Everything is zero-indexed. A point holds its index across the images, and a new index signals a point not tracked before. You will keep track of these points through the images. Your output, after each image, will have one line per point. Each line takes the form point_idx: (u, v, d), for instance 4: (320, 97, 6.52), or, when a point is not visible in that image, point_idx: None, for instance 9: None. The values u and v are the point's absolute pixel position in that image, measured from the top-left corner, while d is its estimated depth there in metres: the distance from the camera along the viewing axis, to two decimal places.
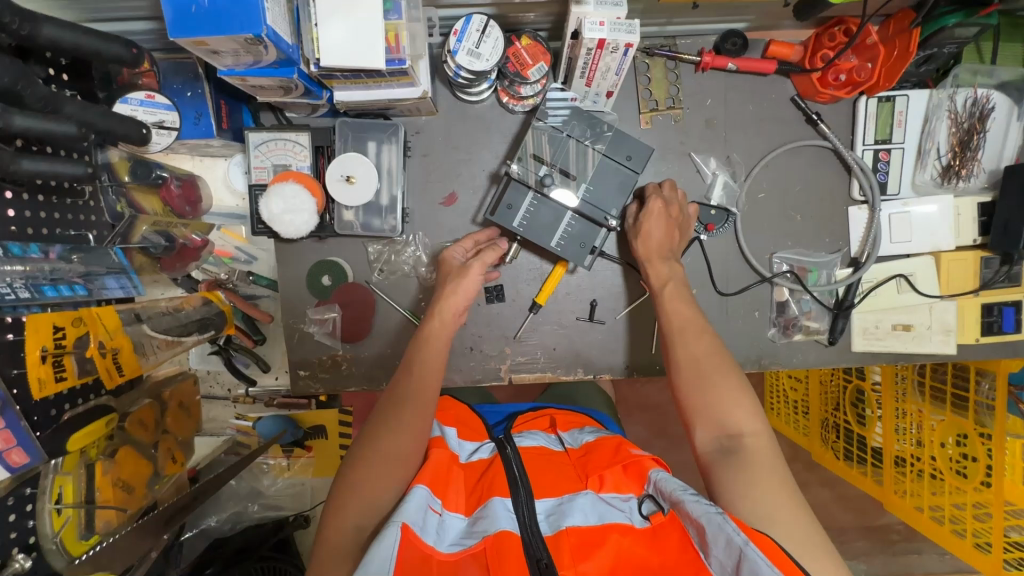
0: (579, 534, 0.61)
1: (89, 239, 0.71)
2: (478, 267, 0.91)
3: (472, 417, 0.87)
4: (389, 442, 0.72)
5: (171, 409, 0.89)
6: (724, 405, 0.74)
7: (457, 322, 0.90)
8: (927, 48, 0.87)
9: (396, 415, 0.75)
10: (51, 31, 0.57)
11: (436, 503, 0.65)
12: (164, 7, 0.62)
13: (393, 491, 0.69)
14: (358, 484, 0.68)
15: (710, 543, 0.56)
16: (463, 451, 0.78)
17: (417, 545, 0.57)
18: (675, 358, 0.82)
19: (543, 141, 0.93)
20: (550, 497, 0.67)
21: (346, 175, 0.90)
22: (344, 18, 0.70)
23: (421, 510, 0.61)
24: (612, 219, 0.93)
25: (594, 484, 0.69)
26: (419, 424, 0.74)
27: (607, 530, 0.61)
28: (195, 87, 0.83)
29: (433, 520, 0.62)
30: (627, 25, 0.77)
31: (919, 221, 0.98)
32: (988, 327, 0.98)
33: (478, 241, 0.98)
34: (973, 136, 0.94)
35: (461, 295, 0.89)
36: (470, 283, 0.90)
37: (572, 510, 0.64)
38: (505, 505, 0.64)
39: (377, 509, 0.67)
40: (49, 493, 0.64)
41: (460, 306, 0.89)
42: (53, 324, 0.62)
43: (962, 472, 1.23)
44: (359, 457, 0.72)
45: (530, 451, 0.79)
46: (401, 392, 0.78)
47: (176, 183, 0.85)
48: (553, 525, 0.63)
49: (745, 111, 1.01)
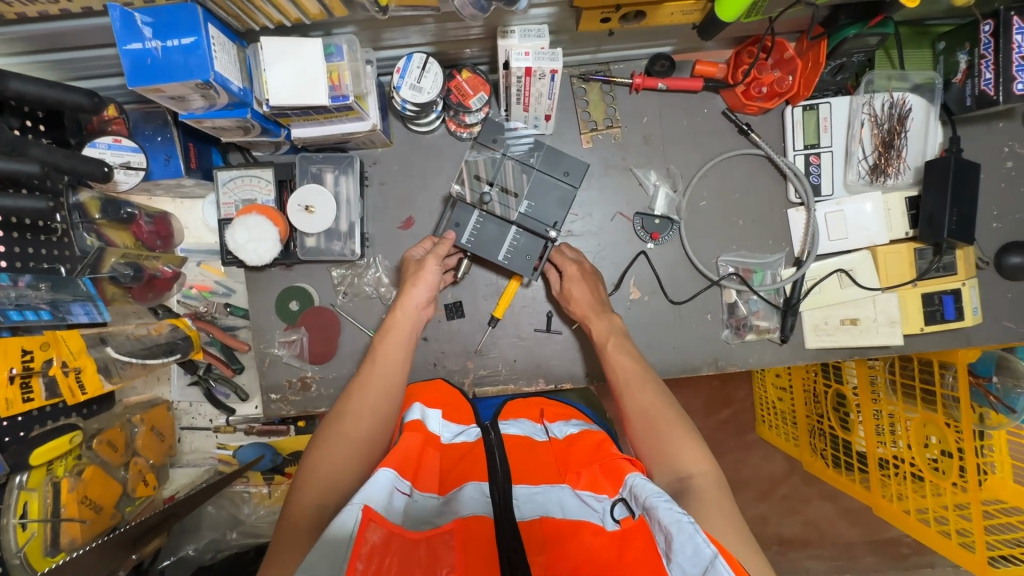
0: (553, 526, 0.66)
1: (60, 271, 0.77)
2: (432, 259, 0.94)
3: (457, 397, 0.92)
4: (353, 427, 0.76)
5: (141, 432, 0.97)
6: (649, 406, 0.81)
7: (420, 314, 0.93)
8: (837, 57, 0.92)
9: (361, 401, 0.79)
10: (18, 85, 0.65)
11: (404, 484, 0.66)
12: (121, 58, 0.70)
13: (355, 471, 0.73)
14: (320, 467, 0.71)
15: (673, 551, 0.54)
16: (446, 432, 0.83)
17: (383, 525, 0.57)
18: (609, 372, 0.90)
19: (490, 164, 1.01)
20: (527, 484, 0.72)
21: (306, 205, 0.96)
22: (286, 62, 0.78)
23: (386, 494, 0.61)
24: (552, 231, 0.99)
25: (572, 480, 0.73)
26: (383, 410, 0.79)
27: (579, 524, 0.65)
28: (164, 133, 0.91)
29: (399, 500, 0.64)
30: (550, 54, 0.83)
31: (853, 218, 1.02)
32: (931, 315, 1.01)
33: (435, 243, 0.98)
34: (895, 136, 1.00)
35: (418, 288, 0.92)
36: (428, 275, 0.93)
37: (550, 504, 0.69)
38: (479, 489, 0.70)
39: (339, 489, 0.70)
40: (13, 509, 0.69)
41: (421, 300, 0.93)
42: (21, 347, 0.69)
43: (940, 469, 1.19)
44: (323, 441, 0.75)
45: (513, 438, 0.82)
46: (367, 379, 0.82)
47: (146, 219, 0.94)
48: (527, 511, 0.68)
49: (680, 125, 1.07)
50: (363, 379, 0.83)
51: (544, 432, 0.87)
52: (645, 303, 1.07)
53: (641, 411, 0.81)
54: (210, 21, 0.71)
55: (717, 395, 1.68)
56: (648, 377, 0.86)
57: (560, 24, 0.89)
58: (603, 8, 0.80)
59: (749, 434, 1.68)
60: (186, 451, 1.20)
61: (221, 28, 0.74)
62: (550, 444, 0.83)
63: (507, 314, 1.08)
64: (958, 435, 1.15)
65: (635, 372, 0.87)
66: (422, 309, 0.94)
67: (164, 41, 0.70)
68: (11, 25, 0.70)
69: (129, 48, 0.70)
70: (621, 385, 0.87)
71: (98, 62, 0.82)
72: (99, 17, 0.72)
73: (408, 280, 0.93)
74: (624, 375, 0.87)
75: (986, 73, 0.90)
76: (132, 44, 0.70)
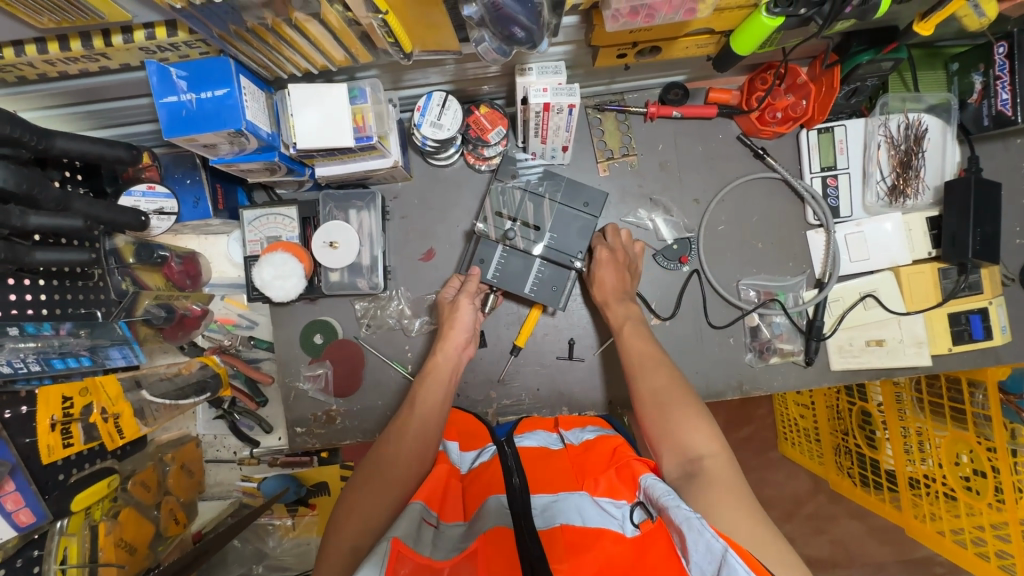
0: (573, 534, 0.63)
1: (96, 315, 0.80)
2: (466, 298, 0.97)
3: (473, 424, 0.90)
4: (388, 468, 0.76)
5: (172, 470, 0.98)
6: (661, 386, 0.82)
7: (461, 355, 0.95)
8: (851, 82, 0.93)
9: (398, 443, 0.80)
10: (63, 142, 0.68)
11: (431, 516, 0.67)
12: (159, 110, 0.73)
13: (389, 512, 0.72)
14: (355, 508, 0.72)
15: (689, 550, 0.57)
16: (465, 462, 0.82)
17: (413, 559, 0.57)
18: (625, 356, 0.90)
19: (498, 201, 1.01)
20: (547, 493, 0.71)
21: (330, 241, 0.98)
22: (314, 106, 0.80)
23: (415, 524, 0.63)
24: (577, 261, 0.99)
25: (589, 486, 0.72)
26: (420, 452, 0.79)
27: (599, 533, 0.63)
28: (194, 175, 0.94)
29: (428, 533, 0.65)
30: (568, 89, 0.85)
31: (874, 239, 1.02)
32: (959, 335, 1.00)
33: (463, 282, 1.01)
34: (912, 156, 1.00)
35: (457, 328, 0.96)
36: (463, 317, 0.97)
37: (570, 513, 0.67)
38: (499, 502, 0.68)
39: (372, 532, 0.69)
40: (54, 555, 0.69)
41: (460, 340, 0.96)
42: (62, 394, 0.70)
43: (974, 488, 1.16)
44: (359, 483, 0.76)
45: (530, 451, 0.83)
46: (406, 422, 0.83)
47: (177, 260, 0.97)
48: (547, 519, 0.67)
49: (695, 151, 1.08)
50: (402, 422, 0.84)
51: (560, 439, 0.87)
52: (666, 328, 1.07)
53: (652, 392, 0.82)
54: (242, 72, 0.74)
55: (738, 415, 1.66)
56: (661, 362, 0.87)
57: (577, 60, 0.91)
58: (620, 45, 0.81)
59: (772, 453, 1.65)
60: (211, 484, 1.20)
61: (251, 79, 0.77)
62: (565, 450, 0.83)
63: (528, 342, 1.09)
64: (990, 453, 1.13)
65: (649, 355, 0.88)
66: (462, 350, 0.96)
67: (199, 93, 0.73)
68: (54, 82, 0.73)
69: (166, 100, 0.73)
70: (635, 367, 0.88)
71: (131, 111, 0.85)
72: (135, 71, 0.75)
73: (446, 322, 0.97)
74: (640, 357, 0.88)
75: (1002, 94, 0.91)
76: (168, 96, 0.72)
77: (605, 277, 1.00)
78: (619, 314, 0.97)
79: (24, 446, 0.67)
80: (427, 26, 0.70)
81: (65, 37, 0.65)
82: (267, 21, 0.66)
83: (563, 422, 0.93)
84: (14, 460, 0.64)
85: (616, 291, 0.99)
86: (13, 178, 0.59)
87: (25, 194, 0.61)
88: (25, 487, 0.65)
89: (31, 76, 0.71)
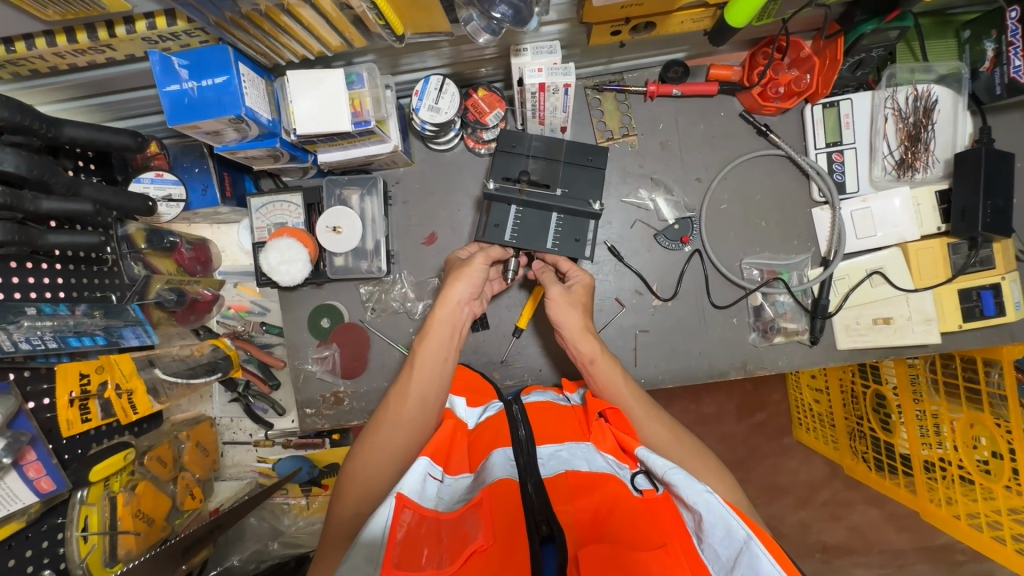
0: (578, 478, 0.68)
1: (112, 298, 0.88)
2: (481, 256, 0.89)
3: (482, 380, 0.95)
4: (387, 438, 0.79)
5: (188, 447, 1.06)
6: (611, 384, 0.86)
7: (467, 307, 0.89)
8: (856, 53, 0.90)
9: (397, 412, 0.80)
10: (71, 130, 0.73)
11: (437, 470, 0.72)
12: (162, 99, 0.75)
13: (390, 480, 0.77)
14: (356, 474, 0.77)
15: (706, 533, 0.61)
16: (471, 417, 0.88)
17: (416, 509, 0.63)
18: (572, 351, 0.90)
19: (508, 163, 0.94)
20: (551, 443, 0.75)
21: (334, 225, 1.00)
22: (312, 92, 0.82)
23: (421, 478, 0.68)
24: (594, 202, 0.92)
25: (595, 438, 0.77)
26: (420, 419, 0.80)
27: (604, 478, 0.68)
28: (201, 164, 0.97)
29: (433, 486, 0.70)
30: (563, 69, 0.84)
31: (882, 214, 1.01)
32: (969, 312, 0.98)
33: (484, 249, 0.94)
34: (922, 129, 0.97)
35: (461, 283, 0.87)
36: (473, 272, 0.88)
37: (576, 459, 0.71)
38: (505, 455, 0.71)
39: (372, 498, 0.75)
40: (76, 522, 0.79)
41: (465, 295, 0.88)
42: (79, 372, 0.81)
43: (991, 471, 1.08)
44: (360, 451, 0.79)
45: (537, 405, 0.86)
46: (404, 388, 0.82)
47: (186, 247, 1.04)
48: (553, 467, 0.70)
49: (696, 130, 1.07)
50: (401, 386, 0.83)
51: (566, 400, 0.92)
52: (667, 309, 1.07)
53: (611, 387, 0.85)
54: (241, 60, 0.76)
55: (751, 399, 1.60)
56: (652, 407, 0.84)
57: (571, 39, 0.91)
58: (612, 22, 0.82)
59: (785, 438, 1.58)
60: (228, 465, 1.22)
61: (250, 66, 0.79)
62: (573, 408, 0.87)
63: (530, 324, 1.10)
64: (1007, 433, 1.05)
65: (641, 403, 0.84)
66: (465, 305, 0.88)
67: (200, 81, 0.75)
68: (65, 74, 0.76)
69: (168, 89, 0.75)
70: (626, 409, 0.83)
71: (139, 102, 0.88)
72: (138, 61, 0.77)
73: (450, 276, 0.89)
74: (626, 399, 0.84)
75: (1015, 60, 0.88)
76: (170, 85, 0.75)
77: (563, 319, 0.90)
78: (587, 349, 0.88)
79: (45, 419, 0.77)
80: (419, 8, 0.71)
81: (72, 29, 0.67)
82: (262, 7, 0.66)
83: (567, 382, 0.98)
84: (35, 432, 0.72)
85: (580, 329, 0.89)
86: (25, 165, 0.64)
87: (37, 179, 0.67)
88: (46, 458, 0.73)
89: (43, 69, 0.74)
